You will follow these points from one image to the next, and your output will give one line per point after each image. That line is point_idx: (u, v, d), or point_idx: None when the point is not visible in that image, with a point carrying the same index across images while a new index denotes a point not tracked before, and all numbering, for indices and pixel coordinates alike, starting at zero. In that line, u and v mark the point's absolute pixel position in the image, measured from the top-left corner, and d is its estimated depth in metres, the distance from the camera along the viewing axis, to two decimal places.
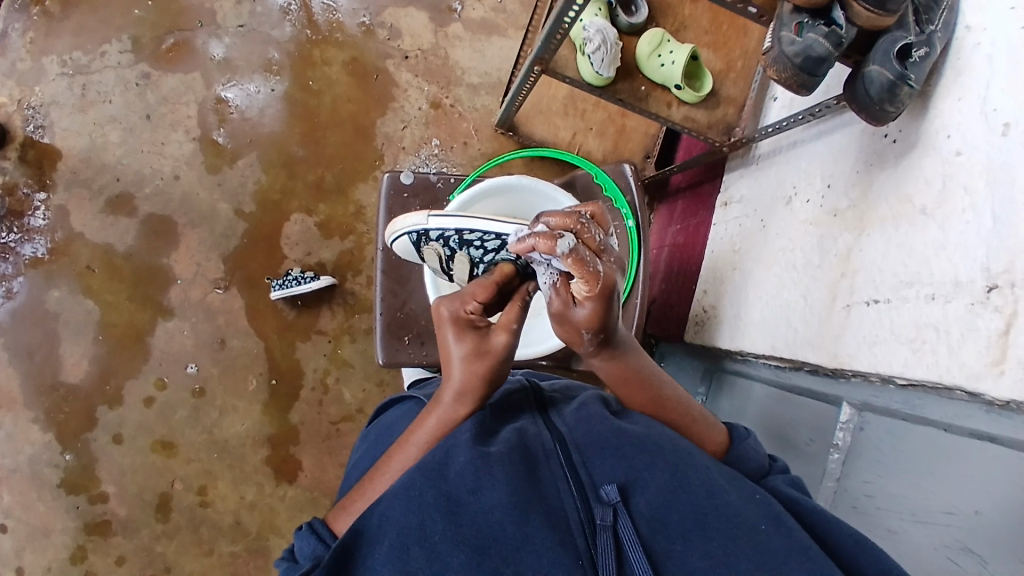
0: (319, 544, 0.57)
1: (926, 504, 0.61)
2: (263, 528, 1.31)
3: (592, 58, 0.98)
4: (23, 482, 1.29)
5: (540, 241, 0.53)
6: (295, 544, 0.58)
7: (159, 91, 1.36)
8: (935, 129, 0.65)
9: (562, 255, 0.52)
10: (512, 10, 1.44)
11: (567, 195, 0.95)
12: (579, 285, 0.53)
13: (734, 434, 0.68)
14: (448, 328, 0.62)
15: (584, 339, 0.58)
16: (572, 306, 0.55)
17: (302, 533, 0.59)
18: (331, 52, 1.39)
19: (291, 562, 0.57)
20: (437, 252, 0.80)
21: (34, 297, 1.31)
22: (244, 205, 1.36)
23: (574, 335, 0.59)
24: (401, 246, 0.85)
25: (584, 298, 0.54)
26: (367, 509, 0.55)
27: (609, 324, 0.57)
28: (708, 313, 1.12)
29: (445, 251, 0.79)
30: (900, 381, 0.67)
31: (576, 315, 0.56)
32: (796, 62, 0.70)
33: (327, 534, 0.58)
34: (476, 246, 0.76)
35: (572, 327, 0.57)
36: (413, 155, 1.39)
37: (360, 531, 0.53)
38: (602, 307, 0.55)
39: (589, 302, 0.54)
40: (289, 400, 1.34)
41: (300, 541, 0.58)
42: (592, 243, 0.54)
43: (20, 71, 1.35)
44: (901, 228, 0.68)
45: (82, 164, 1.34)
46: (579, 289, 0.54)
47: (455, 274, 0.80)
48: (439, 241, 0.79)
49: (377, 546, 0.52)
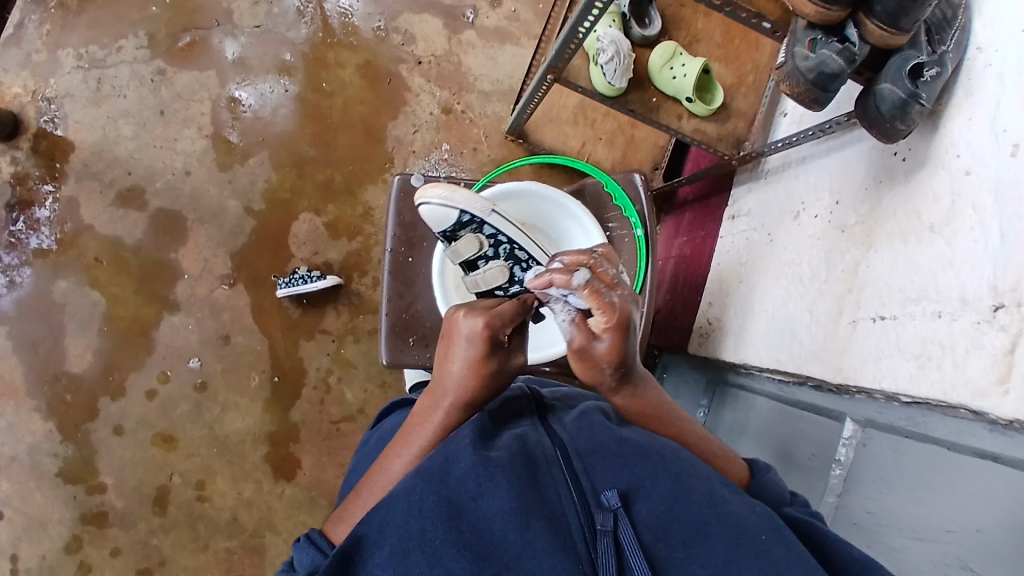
0: (317, 554, 0.56)
1: (927, 521, 0.61)
2: (260, 525, 1.31)
3: (604, 69, 1.01)
4: (22, 471, 1.29)
5: (556, 274, 0.57)
6: (293, 554, 0.58)
7: (173, 87, 1.38)
8: (944, 148, 0.65)
9: (578, 285, 0.55)
10: (526, 19, 1.45)
11: (578, 203, 0.94)
12: (597, 317, 0.55)
13: (755, 468, 0.68)
14: (464, 339, 0.60)
15: (606, 375, 0.59)
16: (592, 340, 0.56)
17: (301, 545, 0.58)
18: (345, 55, 1.40)
19: (289, 573, 0.56)
20: (481, 246, 0.80)
21: (41, 287, 1.32)
22: (254, 203, 1.36)
23: (594, 372, 0.59)
24: (438, 212, 0.78)
25: (602, 328, 0.55)
26: (367, 515, 0.54)
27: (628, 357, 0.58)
28: (713, 325, 1.13)
29: (489, 251, 0.81)
30: (904, 398, 0.67)
31: (597, 349, 0.56)
32: (810, 77, 0.71)
33: (325, 544, 0.58)
34: (521, 264, 0.82)
35: (593, 363, 0.57)
36: (423, 158, 1.40)
37: (360, 538, 0.53)
38: (621, 340, 0.56)
39: (608, 332, 0.55)
40: (291, 398, 1.34)
41: (299, 552, 0.57)
42: (606, 277, 0.57)
43: (36, 63, 1.36)
44: (909, 244, 0.68)
45: (94, 157, 1.35)
46: (597, 320, 0.55)
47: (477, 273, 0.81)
48: (489, 239, 0.81)
49: (376, 551, 0.52)
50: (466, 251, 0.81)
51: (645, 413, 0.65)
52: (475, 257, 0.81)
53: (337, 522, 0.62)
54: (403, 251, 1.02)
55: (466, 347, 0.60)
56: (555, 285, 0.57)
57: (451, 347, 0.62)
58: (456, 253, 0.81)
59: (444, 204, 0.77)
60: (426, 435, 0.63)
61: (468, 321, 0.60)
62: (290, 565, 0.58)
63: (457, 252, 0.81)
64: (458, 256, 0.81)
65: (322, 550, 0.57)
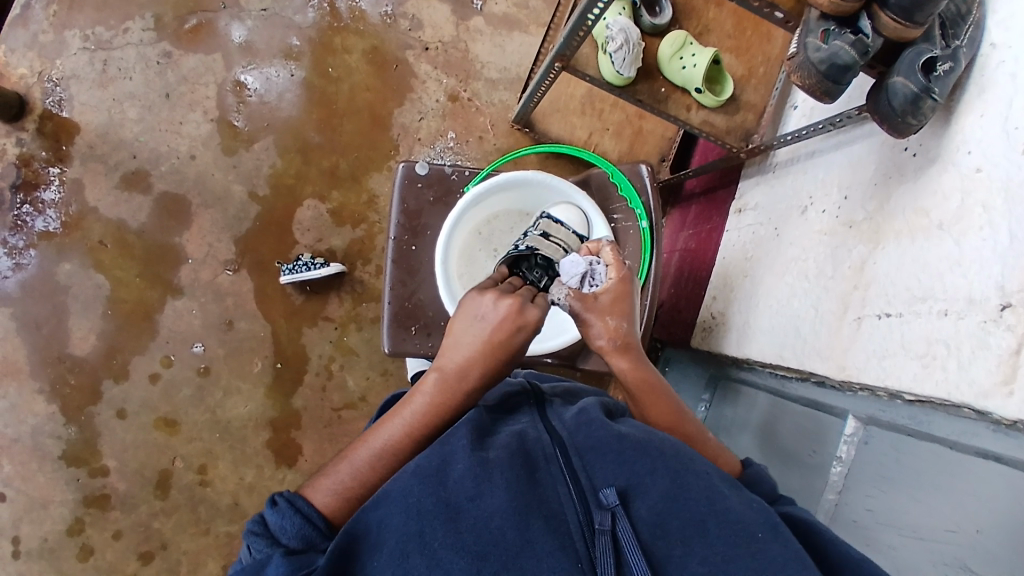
0: (306, 525, 0.56)
1: (928, 523, 0.60)
2: (260, 510, 1.32)
3: (613, 57, 1.00)
4: (25, 452, 1.30)
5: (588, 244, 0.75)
6: (270, 517, 0.56)
7: (179, 70, 1.37)
8: (956, 145, 0.64)
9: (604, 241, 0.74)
10: (535, 7, 1.44)
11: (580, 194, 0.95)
12: (610, 270, 0.71)
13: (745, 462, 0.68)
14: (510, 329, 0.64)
15: (610, 330, 0.68)
16: (602, 288, 0.70)
17: (281, 510, 0.56)
18: (352, 41, 1.39)
19: (273, 542, 0.55)
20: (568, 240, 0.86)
21: (45, 269, 1.32)
22: (259, 188, 1.36)
23: (602, 323, 0.69)
24: (580, 216, 0.92)
25: (612, 277, 0.70)
26: (363, 512, 0.54)
27: (629, 316, 0.70)
28: (716, 319, 1.12)
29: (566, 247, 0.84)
30: (908, 396, 0.66)
31: (601, 298, 0.69)
32: (821, 69, 0.69)
33: (312, 514, 0.57)
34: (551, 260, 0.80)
35: (599, 315, 0.69)
36: (429, 146, 1.39)
37: (356, 534, 0.53)
38: (622, 291, 0.70)
39: (616, 277, 0.70)
40: (293, 384, 1.34)
41: (282, 519, 0.56)
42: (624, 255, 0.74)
43: (41, 43, 1.35)
44: (917, 242, 0.67)
45: (99, 140, 1.35)
46: (608, 270, 0.71)
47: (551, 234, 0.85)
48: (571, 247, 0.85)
49: (376, 554, 0.52)
50: (562, 235, 0.86)
51: (641, 386, 0.69)
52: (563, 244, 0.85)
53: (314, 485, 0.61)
54: (406, 239, 1.01)
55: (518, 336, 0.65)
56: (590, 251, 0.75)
57: (497, 327, 0.64)
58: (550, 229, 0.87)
59: (587, 219, 0.93)
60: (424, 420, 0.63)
61: (532, 309, 0.64)
62: (264, 522, 0.56)
63: (557, 228, 0.87)
64: (551, 231, 0.86)
65: (312, 522, 0.57)
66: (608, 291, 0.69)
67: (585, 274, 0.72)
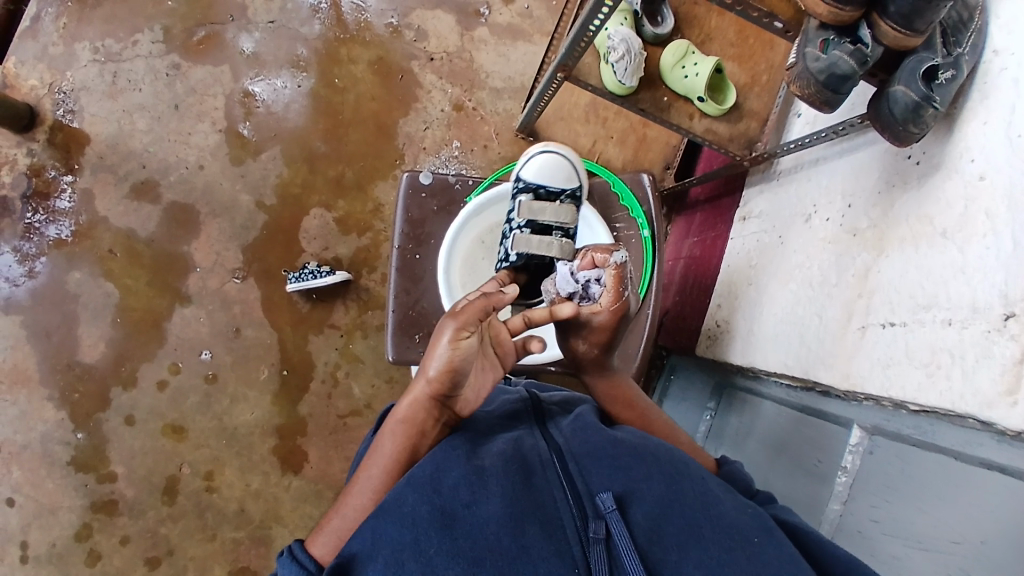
0: (300, 571, 0.53)
1: (931, 533, 0.60)
2: (266, 517, 1.33)
3: (615, 67, 1.00)
4: (34, 458, 1.31)
5: (597, 252, 0.72)
6: (276, 573, 0.54)
7: (187, 82, 1.39)
8: (959, 152, 0.64)
9: (609, 264, 0.70)
10: (539, 16, 1.45)
11: (560, 170, 0.94)
12: (606, 296, 0.70)
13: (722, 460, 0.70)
14: (450, 337, 0.61)
15: (584, 349, 0.74)
16: (591, 312, 0.71)
17: (283, 561, 0.55)
18: (357, 51, 1.41)
19: None
20: (561, 218, 0.89)
21: (56, 278, 1.34)
22: (266, 197, 1.38)
23: (577, 342, 0.74)
24: (558, 176, 0.94)
25: (597, 307, 0.71)
26: (356, 530, 0.54)
27: (607, 343, 0.73)
28: (721, 327, 1.12)
29: (560, 225, 0.90)
30: (912, 406, 0.66)
31: (581, 323, 0.72)
32: (820, 78, 0.69)
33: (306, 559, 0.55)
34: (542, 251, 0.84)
35: (577, 336, 0.74)
36: (433, 155, 1.40)
37: (352, 555, 0.53)
38: (606, 324, 0.71)
39: (606, 310, 0.70)
40: (299, 391, 1.35)
41: (281, 569, 0.54)
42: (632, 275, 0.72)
43: (52, 56, 1.38)
44: (920, 249, 0.67)
45: (109, 150, 1.37)
46: (603, 297, 0.71)
47: (544, 217, 0.88)
48: (563, 223, 0.90)
49: (369, 564, 0.52)
50: (548, 213, 0.88)
51: (616, 396, 0.76)
52: (553, 223, 0.89)
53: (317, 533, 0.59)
54: (410, 248, 1.02)
55: (464, 344, 0.61)
56: (593, 259, 0.73)
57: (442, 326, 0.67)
58: (532, 210, 0.88)
59: (570, 173, 0.95)
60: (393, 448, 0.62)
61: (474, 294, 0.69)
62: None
63: (540, 208, 0.88)
64: (537, 214, 0.88)
65: (306, 568, 0.54)
66: (593, 323, 0.71)
67: (579, 289, 0.73)
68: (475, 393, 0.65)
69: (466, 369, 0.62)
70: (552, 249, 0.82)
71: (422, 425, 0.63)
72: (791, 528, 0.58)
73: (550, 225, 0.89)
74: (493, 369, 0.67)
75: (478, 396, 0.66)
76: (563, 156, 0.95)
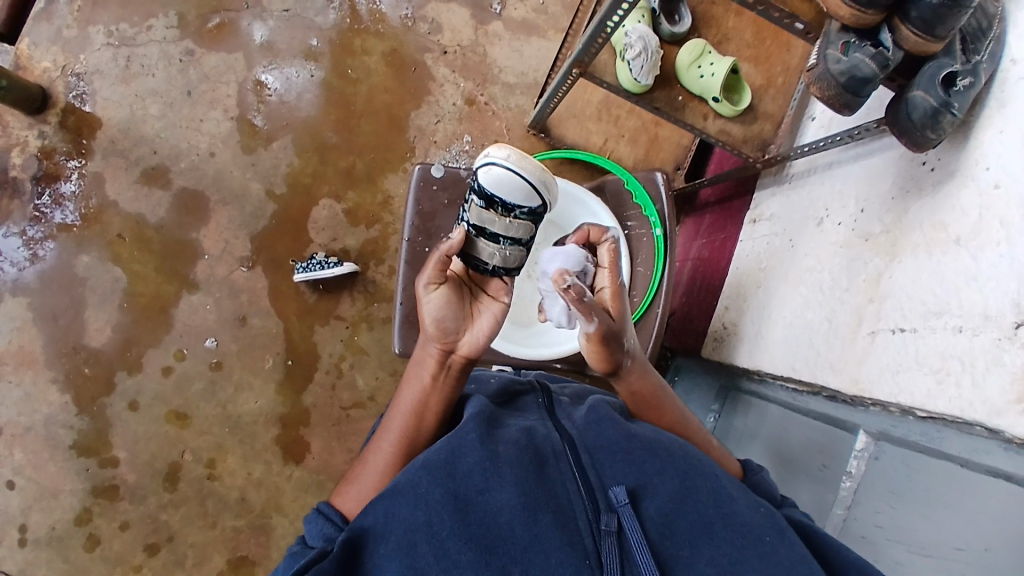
0: (327, 524, 0.57)
1: (937, 539, 0.60)
2: (267, 506, 1.33)
3: (631, 65, 0.99)
4: (37, 441, 1.32)
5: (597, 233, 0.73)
6: (305, 528, 0.58)
7: (201, 68, 1.39)
8: (974, 159, 0.64)
9: (608, 237, 0.70)
10: (554, 13, 1.44)
11: (525, 189, 0.71)
12: (607, 274, 0.69)
13: (748, 467, 0.69)
14: (424, 293, 0.68)
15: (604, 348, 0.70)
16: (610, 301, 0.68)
17: (310, 517, 0.59)
18: (371, 43, 1.40)
19: (301, 544, 0.57)
20: (514, 234, 0.72)
21: (63, 261, 1.34)
22: (276, 186, 1.38)
23: (610, 350, 0.67)
24: (518, 186, 0.70)
25: (607, 286, 0.68)
26: (370, 505, 0.54)
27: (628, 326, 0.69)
28: (728, 329, 1.11)
29: (512, 241, 0.72)
30: (921, 412, 0.65)
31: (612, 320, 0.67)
32: (841, 81, 0.68)
33: (335, 514, 0.59)
34: (484, 255, 0.72)
35: (614, 341, 0.66)
36: (444, 149, 1.40)
37: (366, 528, 0.54)
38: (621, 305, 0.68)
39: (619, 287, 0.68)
40: (304, 381, 1.35)
41: (309, 524, 0.58)
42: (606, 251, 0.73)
43: (66, 38, 1.38)
44: (934, 255, 0.67)
45: (121, 135, 1.37)
46: (608, 276, 0.69)
47: (494, 231, 0.71)
48: (517, 239, 0.72)
49: (382, 543, 0.52)
50: (497, 227, 0.71)
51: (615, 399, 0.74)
52: (503, 238, 0.72)
53: (341, 495, 0.63)
54: (420, 241, 1.02)
55: (436, 293, 0.68)
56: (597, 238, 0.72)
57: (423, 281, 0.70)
58: (482, 223, 0.72)
59: (534, 187, 0.71)
60: (399, 414, 0.68)
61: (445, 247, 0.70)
62: (301, 536, 0.58)
63: (490, 218, 0.71)
64: (486, 226, 0.72)
65: (333, 520, 0.58)
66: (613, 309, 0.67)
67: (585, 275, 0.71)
68: (474, 338, 0.69)
69: (450, 317, 0.68)
70: (490, 253, 0.72)
71: (431, 371, 0.69)
72: (806, 531, 0.58)
73: (501, 240, 0.72)
74: (491, 313, 0.71)
75: (479, 340, 0.69)
76: (530, 170, 0.70)
